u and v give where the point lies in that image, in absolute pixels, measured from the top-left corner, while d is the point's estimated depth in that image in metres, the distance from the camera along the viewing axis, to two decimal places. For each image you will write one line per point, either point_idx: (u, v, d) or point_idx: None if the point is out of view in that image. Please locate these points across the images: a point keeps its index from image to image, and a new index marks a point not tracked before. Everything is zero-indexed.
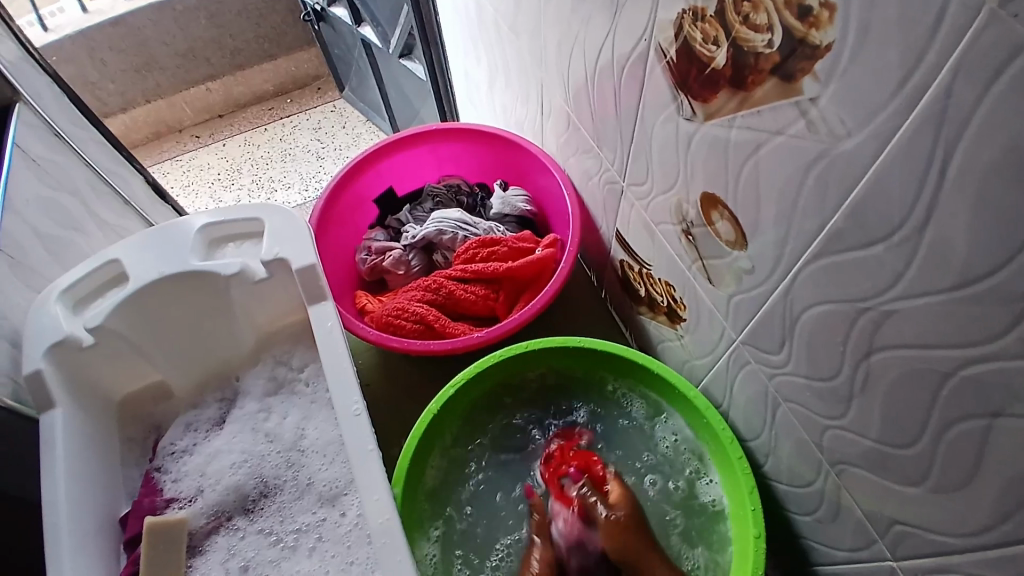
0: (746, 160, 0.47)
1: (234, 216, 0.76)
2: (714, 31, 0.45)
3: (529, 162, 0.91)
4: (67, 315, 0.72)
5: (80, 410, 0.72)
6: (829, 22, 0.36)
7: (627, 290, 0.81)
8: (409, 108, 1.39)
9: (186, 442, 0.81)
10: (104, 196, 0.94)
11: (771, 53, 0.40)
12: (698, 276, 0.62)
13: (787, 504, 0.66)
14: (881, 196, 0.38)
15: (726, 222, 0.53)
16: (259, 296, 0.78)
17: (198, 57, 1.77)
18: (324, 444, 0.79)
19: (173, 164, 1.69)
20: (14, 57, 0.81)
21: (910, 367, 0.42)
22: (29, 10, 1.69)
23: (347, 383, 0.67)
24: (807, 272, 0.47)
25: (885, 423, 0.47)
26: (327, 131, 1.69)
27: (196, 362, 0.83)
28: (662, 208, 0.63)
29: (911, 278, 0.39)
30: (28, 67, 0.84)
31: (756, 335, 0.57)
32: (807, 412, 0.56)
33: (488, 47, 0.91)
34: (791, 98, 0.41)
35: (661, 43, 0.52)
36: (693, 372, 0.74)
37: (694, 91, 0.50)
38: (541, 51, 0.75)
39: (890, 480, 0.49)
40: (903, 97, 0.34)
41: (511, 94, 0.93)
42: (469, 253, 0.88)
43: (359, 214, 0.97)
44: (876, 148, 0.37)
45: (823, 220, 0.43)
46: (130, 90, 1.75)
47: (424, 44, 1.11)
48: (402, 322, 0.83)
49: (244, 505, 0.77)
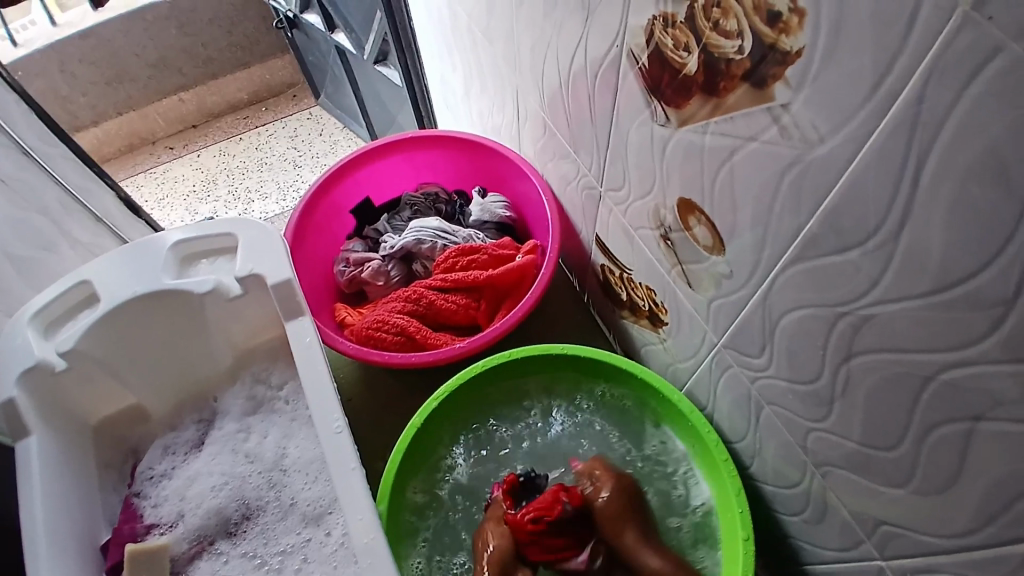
0: (721, 165, 0.47)
1: (206, 231, 0.74)
2: (685, 37, 0.44)
3: (507, 168, 0.90)
4: (38, 339, 0.70)
5: (54, 437, 0.70)
6: (799, 28, 0.35)
7: (608, 294, 0.81)
8: (386, 113, 1.38)
9: (165, 466, 0.79)
10: (74, 215, 0.92)
11: (742, 59, 0.40)
12: (677, 281, 0.62)
13: (775, 504, 0.66)
14: (857, 202, 0.37)
15: (703, 228, 0.53)
16: (235, 313, 0.77)
17: (170, 68, 1.74)
18: (306, 463, 0.77)
19: (148, 177, 1.66)
20: None
21: (890, 371, 0.42)
22: None
23: (326, 400, 0.66)
24: (785, 276, 0.46)
25: (867, 427, 0.47)
26: (303, 139, 1.67)
27: (172, 383, 0.81)
28: (640, 213, 0.63)
29: (888, 283, 0.38)
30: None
31: (737, 339, 0.57)
32: (789, 415, 0.55)
33: (462, 53, 0.90)
34: (763, 104, 0.40)
35: (633, 49, 0.51)
36: (677, 376, 0.74)
37: (667, 97, 0.49)
38: (514, 57, 0.75)
39: (875, 482, 0.49)
40: (876, 103, 0.34)
41: (486, 100, 0.92)
42: (449, 262, 0.87)
43: (336, 226, 0.95)
44: (850, 154, 0.36)
45: (799, 224, 0.42)
46: (102, 103, 1.71)
47: (398, 50, 1.10)
48: (382, 335, 0.82)
49: (227, 528, 0.75)
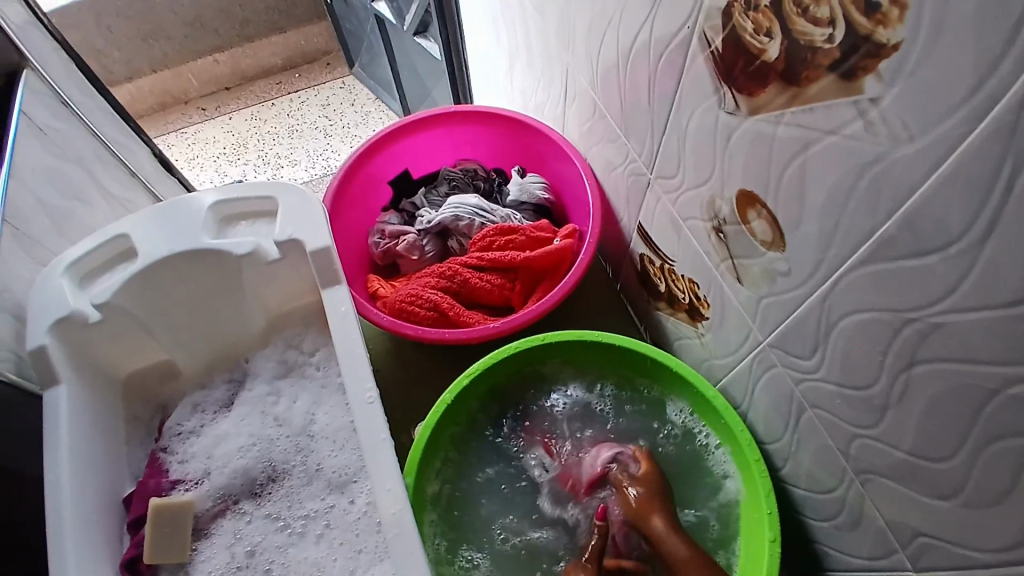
0: (792, 159, 0.46)
1: (247, 193, 0.73)
2: (767, 22, 0.43)
3: (548, 149, 0.89)
4: (73, 290, 0.70)
5: (85, 387, 0.71)
6: (899, 20, 0.34)
7: (645, 285, 0.80)
8: (421, 87, 1.36)
9: (193, 423, 0.80)
10: (111, 168, 0.92)
11: (830, 49, 0.38)
12: (725, 274, 0.61)
13: (804, 509, 0.65)
14: (941, 206, 0.36)
15: (763, 222, 0.52)
16: (271, 277, 0.77)
17: (206, 28, 1.73)
18: (334, 430, 0.78)
19: (179, 136, 1.66)
20: (16, 18, 0.77)
21: (954, 381, 0.41)
22: None
23: (359, 369, 0.66)
24: (850, 278, 0.45)
25: (920, 436, 0.46)
26: (336, 108, 1.65)
27: (204, 342, 0.81)
28: (692, 203, 0.61)
29: (965, 292, 0.37)
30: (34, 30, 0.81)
31: (785, 338, 0.56)
32: (833, 418, 0.55)
33: (511, 28, 0.88)
34: (849, 97, 0.39)
35: (706, 32, 0.49)
36: (712, 371, 0.73)
37: (739, 84, 0.48)
38: (569, 35, 0.73)
39: (919, 491, 0.48)
40: (975, 104, 0.32)
41: (532, 78, 0.90)
42: (486, 241, 0.86)
43: (372, 195, 0.95)
44: (938, 157, 0.35)
45: (873, 224, 0.41)
46: (137, 59, 1.71)
47: (441, 22, 1.08)
48: (416, 309, 0.82)
49: (252, 489, 0.76)
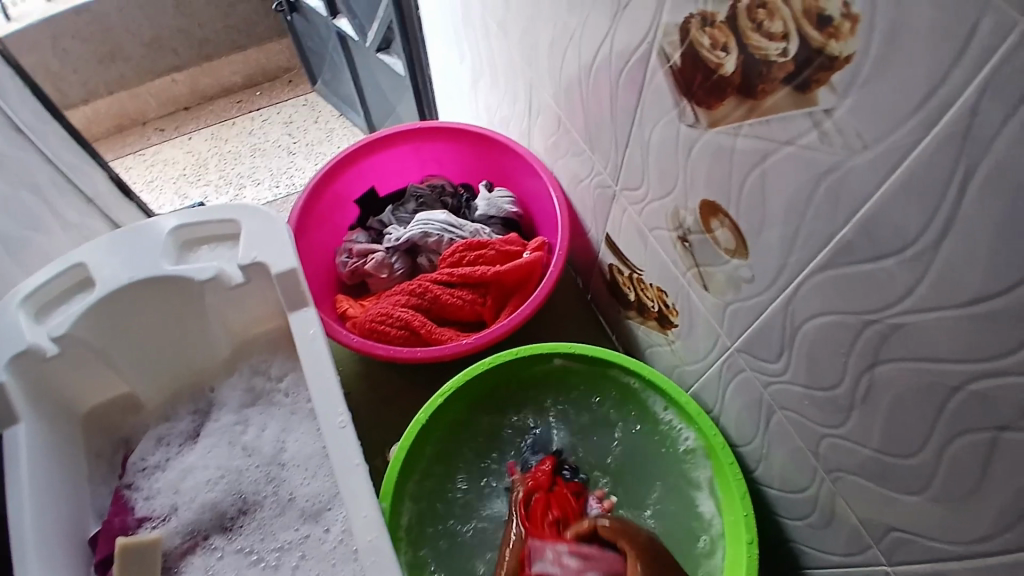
0: (752, 169, 0.46)
1: (209, 216, 0.71)
2: (723, 37, 0.44)
3: (515, 163, 0.89)
4: (30, 324, 0.67)
5: (44, 424, 0.67)
6: (850, 33, 0.35)
7: (615, 295, 0.80)
8: (385, 103, 1.35)
9: (157, 457, 0.77)
10: (66, 194, 0.89)
11: (785, 62, 0.39)
12: (692, 283, 0.61)
13: (779, 509, 0.66)
14: (896, 211, 0.37)
15: (725, 231, 0.53)
16: (235, 302, 0.75)
17: (164, 48, 1.69)
18: (305, 457, 0.76)
19: (137, 158, 1.62)
20: None
21: (917, 380, 0.42)
22: None
23: (330, 393, 0.64)
24: (812, 282, 0.46)
25: (887, 435, 0.47)
26: (298, 125, 1.64)
27: (167, 372, 0.79)
28: (657, 213, 0.62)
29: (923, 293, 0.38)
30: None
31: (753, 343, 0.57)
32: (802, 420, 0.55)
33: (473, 44, 0.89)
34: (804, 108, 0.40)
35: (665, 48, 0.50)
36: (683, 378, 0.74)
37: (698, 98, 0.49)
38: (531, 50, 0.74)
39: (890, 488, 0.49)
40: (926, 113, 0.33)
41: (496, 93, 0.91)
42: (456, 256, 0.86)
43: (338, 214, 0.93)
44: (891, 165, 0.36)
45: (832, 231, 0.42)
46: (92, 80, 1.66)
47: (404, 39, 1.08)
48: (386, 328, 0.81)
49: (222, 523, 0.74)
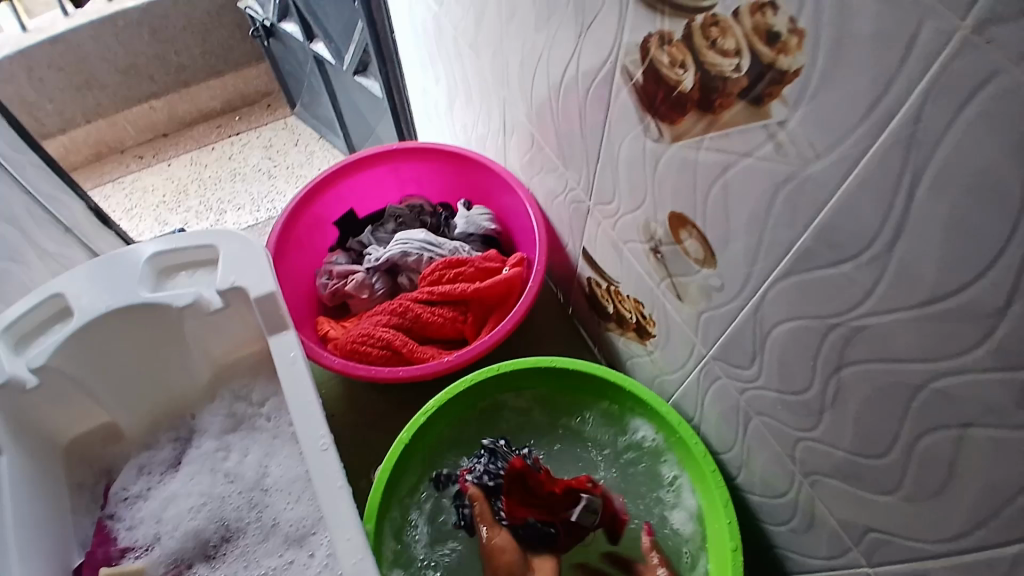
0: (715, 181, 0.48)
1: (187, 242, 0.72)
2: (681, 55, 0.45)
3: (492, 181, 0.90)
4: (7, 354, 0.66)
5: (24, 458, 0.67)
6: (798, 48, 0.36)
7: (595, 308, 0.81)
8: (364, 124, 1.36)
9: (139, 486, 0.76)
10: (44, 225, 0.89)
11: (739, 77, 0.41)
12: (666, 293, 0.63)
13: (761, 515, 0.67)
14: (850, 217, 0.38)
15: (694, 241, 0.54)
16: (214, 327, 0.75)
17: (141, 75, 1.70)
18: (288, 482, 0.75)
19: (116, 186, 1.61)
20: None
21: (883, 381, 0.43)
22: None
23: (312, 416, 0.64)
24: (777, 289, 0.47)
25: (858, 436, 0.48)
26: (279, 149, 1.64)
27: (148, 401, 0.78)
28: (629, 226, 0.63)
29: (881, 295, 0.40)
30: None
31: (727, 351, 0.58)
32: (778, 425, 0.56)
33: (446, 65, 0.90)
34: (759, 121, 0.41)
35: (627, 66, 0.52)
36: (664, 388, 0.75)
37: (661, 113, 0.50)
38: (502, 71, 0.75)
39: (865, 490, 0.50)
40: (873, 121, 0.35)
41: (471, 113, 0.92)
42: (435, 274, 0.86)
43: (318, 237, 0.94)
44: (843, 173, 0.37)
45: (793, 238, 0.43)
46: (70, 109, 1.66)
47: (380, 61, 1.09)
48: (368, 348, 0.81)
49: (205, 551, 0.73)
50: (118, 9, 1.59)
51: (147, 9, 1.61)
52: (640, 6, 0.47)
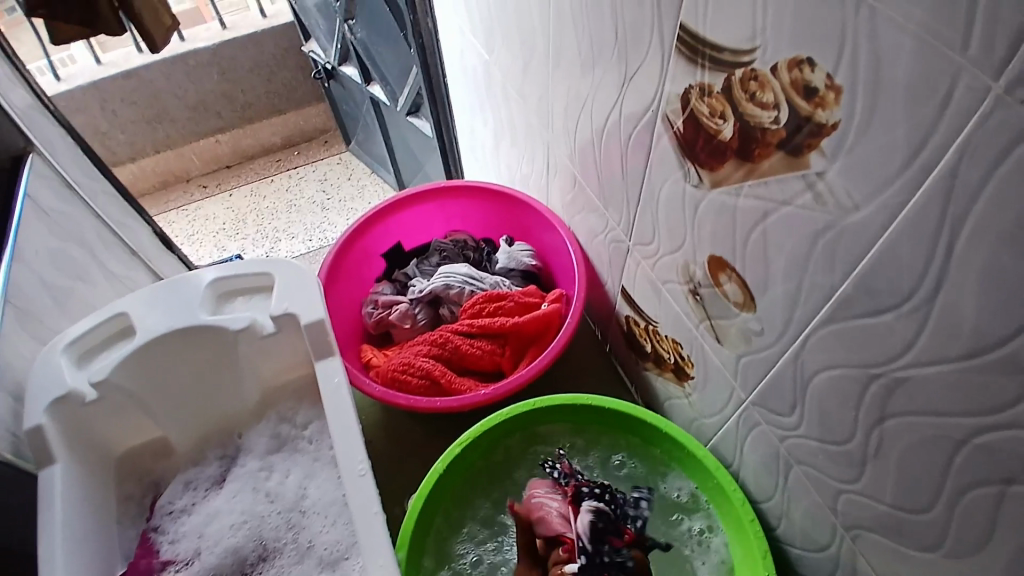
0: (754, 227, 0.49)
1: (243, 270, 0.76)
2: (720, 106, 0.47)
3: (534, 219, 0.93)
4: (70, 368, 0.71)
5: (79, 467, 0.71)
6: (835, 103, 0.37)
7: (633, 346, 0.82)
8: (414, 162, 1.43)
9: (185, 501, 0.79)
10: (112, 247, 0.96)
11: (777, 129, 0.42)
12: (705, 335, 0.63)
13: (802, 569, 0.65)
14: (890, 268, 0.39)
15: (733, 284, 0.55)
16: (266, 351, 0.78)
17: (208, 111, 1.82)
18: (325, 505, 0.77)
19: (180, 214, 1.72)
20: (25, 104, 0.84)
21: (923, 435, 0.42)
22: (38, 55, 1.73)
23: (352, 441, 0.67)
24: (817, 336, 0.47)
25: (899, 490, 0.46)
26: (333, 182, 1.72)
27: (199, 419, 0.83)
28: (668, 267, 0.64)
29: (922, 347, 0.39)
30: (37, 113, 0.87)
31: (767, 397, 0.57)
32: (820, 476, 0.55)
33: (495, 108, 0.94)
34: (798, 171, 0.42)
35: (668, 114, 0.54)
36: (702, 431, 0.74)
37: (701, 159, 0.51)
38: (548, 115, 0.78)
39: (905, 545, 0.48)
40: (909, 175, 0.35)
41: (516, 153, 0.95)
42: (476, 307, 0.88)
43: (367, 268, 0.98)
44: (883, 223, 0.38)
45: (833, 286, 0.44)
46: (141, 140, 1.80)
47: (432, 103, 1.15)
48: (408, 378, 0.83)
49: (242, 569, 0.75)
50: (189, 49, 1.71)
51: (218, 50, 1.73)
52: (681, 60, 0.49)
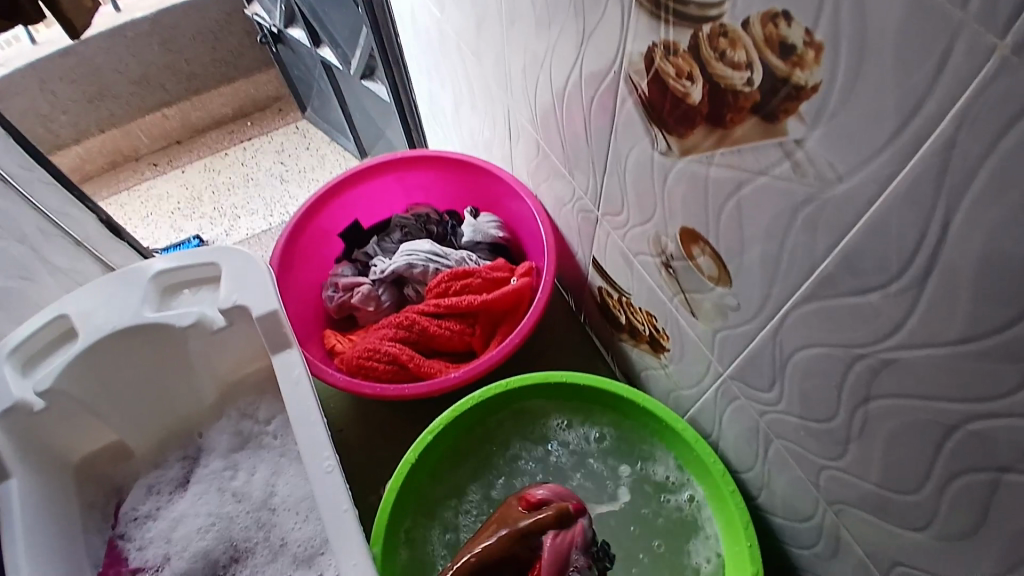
0: (728, 198, 0.45)
1: (186, 260, 0.70)
2: (688, 66, 0.42)
3: (499, 187, 0.87)
4: (15, 376, 0.66)
5: (37, 482, 0.67)
6: (815, 62, 0.33)
7: (607, 317, 0.78)
8: (373, 128, 1.35)
9: (148, 506, 0.76)
10: (54, 240, 0.89)
11: (751, 92, 0.38)
12: (680, 308, 0.60)
13: (784, 537, 0.64)
14: (879, 245, 0.35)
15: (707, 258, 0.51)
16: (219, 345, 0.74)
17: (152, 84, 1.70)
18: (296, 501, 0.74)
19: (131, 195, 1.62)
20: None
21: (912, 417, 0.39)
22: None
23: (317, 437, 0.63)
24: (796, 314, 0.44)
25: (884, 470, 0.44)
26: (290, 153, 1.63)
27: (156, 421, 0.78)
28: (639, 239, 0.60)
29: (912, 329, 0.36)
30: None
31: (745, 372, 0.55)
32: (801, 451, 0.53)
33: (451, 70, 0.88)
34: (774, 139, 0.38)
35: (632, 76, 0.49)
36: (679, 403, 0.72)
37: (669, 126, 0.47)
38: (506, 78, 0.72)
39: (892, 523, 0.47)
40: (899, 145, 0.31)
41: (477, 118, 0.89)
42: (441, 286, 0.84)
43: (324, 248, 0.92)
44: (871, 196, 0.34)
45: (814, 263, 0.40)
46: (83, 119, 1.67)
47: (386, 66, 1.07)
48: (374, 364, 0.79)
49: (214, 571, 0.73)
50: (127, 19, 1.58)
51: (156, 18, 1.61)
52: (642, 14, 0.44)
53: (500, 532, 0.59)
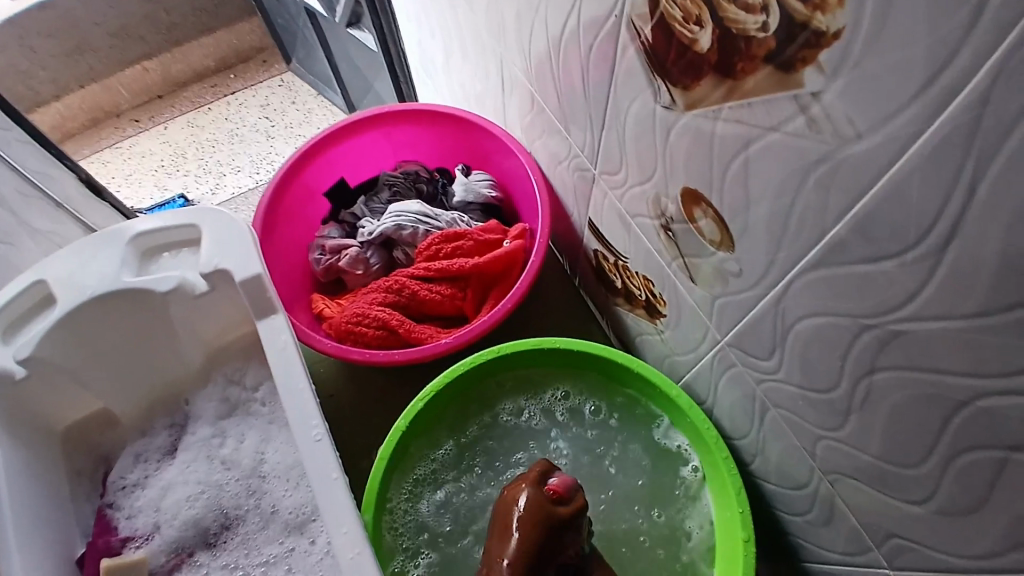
0: (734, 156, 0.42)
1: (164, 222, 0.67)
2: (696, 9, 0.38)
3: (491, 143, 0.84)
4: None
5: (21, 450, 0.65)
6: (838, 5, 0.29)
7: (602, 281, 0.76)
8: (362, 81, 1.29)
9: (136, 474, 0.75)
10: (32, 202, 0.85)
11: (765, 38, 0.34)
12: (678, 273, 0.57)
13: (777, 503, 0.63)
14: (897, 211, 0.33)
15: (709, 221, 0.48)
16: (202, 311, 0.71)
17: (131, 36, 1.63)
18: (286, 468, 0.74)
19: (114, 152, 1.56)
20: None
21: (920, 391, 0.38)
22: None
23: (303, 404, 0.60)
24: (803, 281, 0.42)
25: (887, 443, 0.43)
26: (275, 107, 1.57)
27: (141, 389, 0.76)
28: (638, 199, 0.57)
29: (926, 300, 0.34)
30: None
31: (745, 340, 0.53)
32: (800, 421, 0.52)
33: (441, 17, 0.82)
34: (789, 91, 0.35)
35: (634, 21, 0.45)
36: (675, 369, 0.70)
37: (673, 77, 0.44)
38: (499, 25, 0.68)
39: (890, 495, 0.46)
40: (927, 99, 0.28)
41: (468, 69, 0.85)
42: (432, 249, 0.81)
43: (310, 209, 0.89)
44: (891, 156, 0.31)
45: (824, 228, 0.38)
46: (61, 74, 1.60)
47: (373, 13, 1.01)
48: (363, 329, 0.77)
49: (205, 539, 0.72)
50: None
51: None
52: None
53: (523, 499, 0.58)
